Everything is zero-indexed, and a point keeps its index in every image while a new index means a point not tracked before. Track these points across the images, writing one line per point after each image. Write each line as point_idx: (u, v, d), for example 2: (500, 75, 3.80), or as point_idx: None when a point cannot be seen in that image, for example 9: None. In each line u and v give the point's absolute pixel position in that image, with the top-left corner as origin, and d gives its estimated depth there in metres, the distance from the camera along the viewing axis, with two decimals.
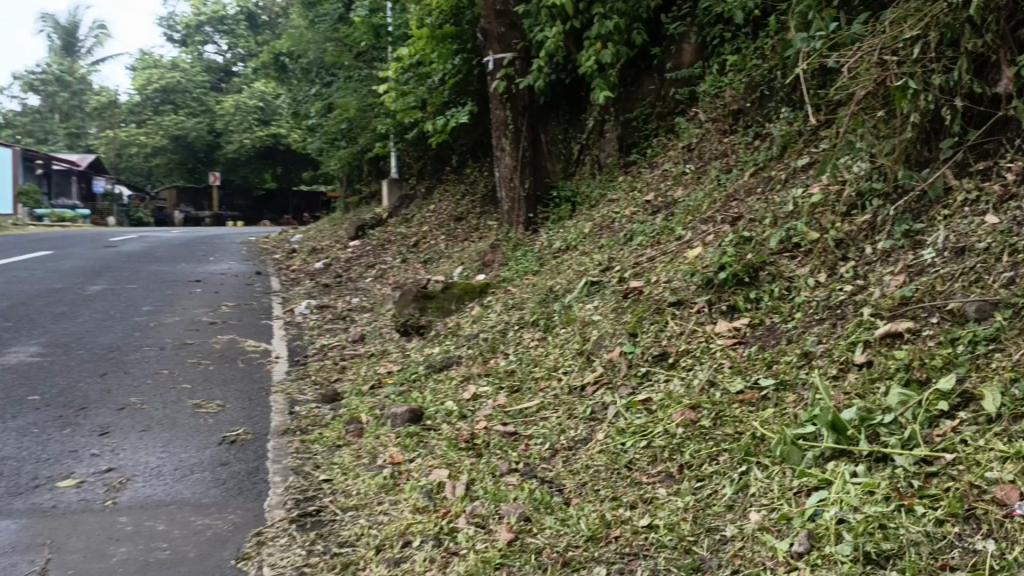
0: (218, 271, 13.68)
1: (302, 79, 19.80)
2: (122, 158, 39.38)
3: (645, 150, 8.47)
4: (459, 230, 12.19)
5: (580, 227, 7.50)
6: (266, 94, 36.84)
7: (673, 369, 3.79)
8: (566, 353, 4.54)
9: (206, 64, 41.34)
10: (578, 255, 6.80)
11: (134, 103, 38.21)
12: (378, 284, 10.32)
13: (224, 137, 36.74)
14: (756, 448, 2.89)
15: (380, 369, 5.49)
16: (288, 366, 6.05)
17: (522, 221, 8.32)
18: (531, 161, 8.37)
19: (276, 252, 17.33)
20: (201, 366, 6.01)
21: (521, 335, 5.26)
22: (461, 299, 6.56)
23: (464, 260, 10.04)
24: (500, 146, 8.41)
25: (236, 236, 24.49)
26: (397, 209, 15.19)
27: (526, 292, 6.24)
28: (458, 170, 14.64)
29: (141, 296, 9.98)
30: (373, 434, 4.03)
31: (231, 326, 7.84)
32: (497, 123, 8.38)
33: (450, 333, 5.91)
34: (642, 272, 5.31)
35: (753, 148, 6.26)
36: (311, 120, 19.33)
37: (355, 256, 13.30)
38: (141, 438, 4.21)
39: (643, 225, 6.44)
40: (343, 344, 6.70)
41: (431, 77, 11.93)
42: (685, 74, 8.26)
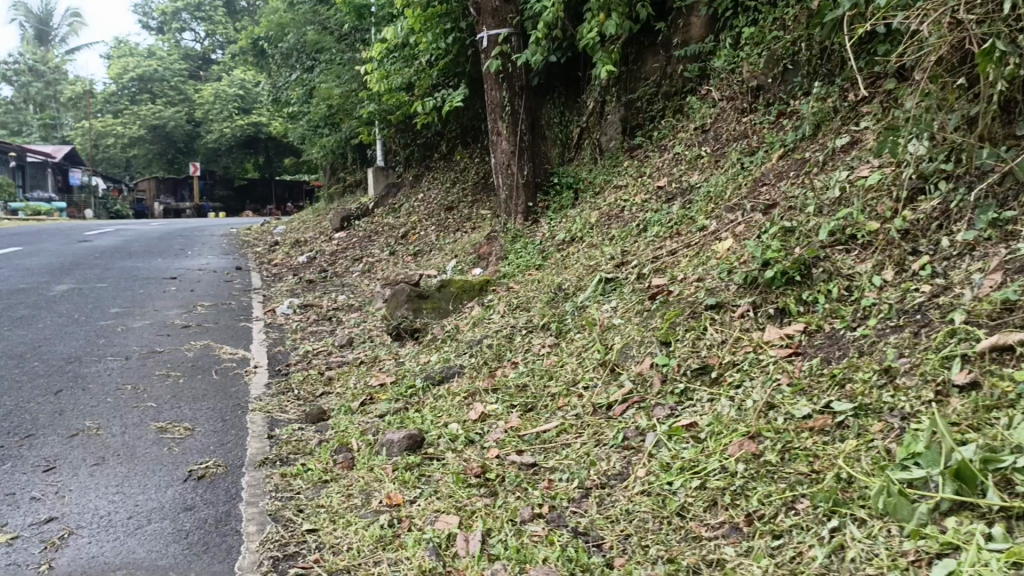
0: (196, 266, 13.02)
1: (282, 65, 19.10)
2: (99, 149, 38.40)
3: (651, 133, 7.91)
4: (451, 220, 11.58)
5: (584, 218, 6.92)
6: (246, 83, 35.99)
7: (718, 387, 3.24)
8: (585, 365, 3.98)
9: (184, 52, 40.39)
10: (585, 248, 6.23)
11: (111, 93, 37.23)
12: (366, 279, 9.72)
13: (203, 127, 35.89)
14: (845, 494, 2.31)
15: (372, 381, 4.92)
16: (269, 377, 5.46)
17: (520, 211, 7.72)
18: (529, 146, 7.77)
19: (258, 245, 16.65)
20: (171, 380, 5.40)
21: (528, 341, 4.68)
22: (459, 299, 5.97)
23: (458, 252, 9.45)
24: (495, 130, 7.80)
25: (218, 227, 23.80)
26: (384, 199, 14.61)
27: (530, 291, 5.67)
28: (447, 157, 14.01)
29: (112, 297, 9.32)
30: (366, 466, 3.47)
31: (207, 330, 7.21)
32: (491, 105, 7.76)
33: (448, 338, 5.35)
34: (664, 269, 4.75)
35: (777, 128, 5.70)
36: (293, 107, 18.66)
37: (341, 249, 12.69)
38: (93, 475, 3.60)
39: (657, 214, 5.88)
40: (330, 350, 6.12)
41: (417, 59, 11.28)
42: (694, 50, 7.62)
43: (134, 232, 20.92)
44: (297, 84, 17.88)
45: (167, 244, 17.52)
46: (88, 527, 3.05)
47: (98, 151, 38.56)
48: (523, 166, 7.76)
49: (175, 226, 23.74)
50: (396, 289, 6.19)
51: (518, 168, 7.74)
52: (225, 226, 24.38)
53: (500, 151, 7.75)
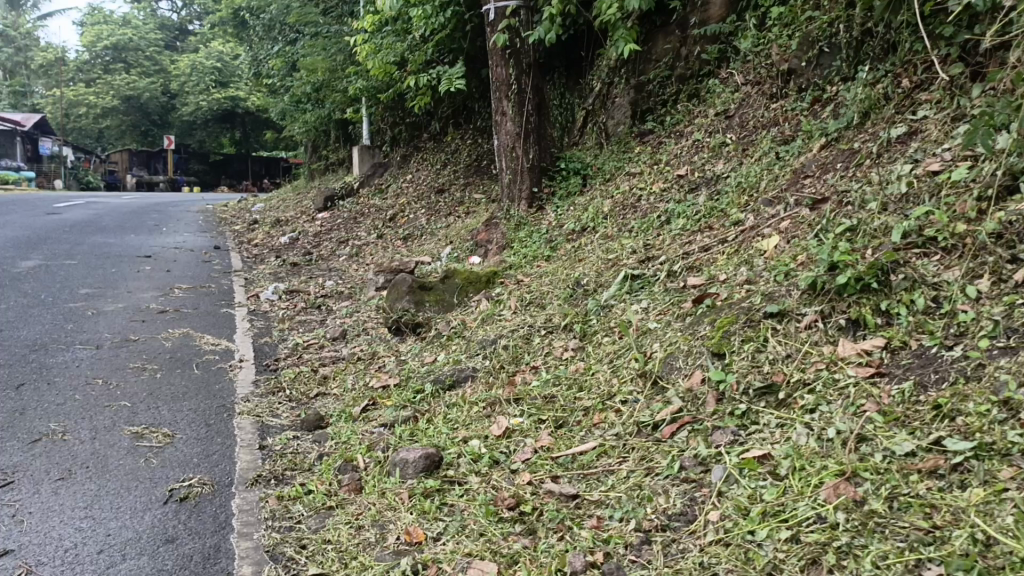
0: (172, 244, 12.37)
1: (264, 38, 18.37)
2: (70, 119, 37.21)
3: (664, 118, 7.47)
4: (441, 204, 11.08)
5: (596, 206, 6.47)
6: (224, 55, 34.99)
7: (789, 410, 2.82)
8: (621, 375, 3.53)
9: (160, 21, 39.23)
10: (599, 240, 5.78)
11: (84, 62, 36.07)
12: (355, 264, 9.20)
13: (179, 99, 34.88)
14: (985, 562, 1.91)
15: (372, 382, 4.44)
16: (257, 373, 4.96)
17: (524, 197, 7.25)
18: (535, 128, 7.27)
19: (236, 223, 16.00)
20: (147, 373, 4.88)
21: (549, 343, 4.22)
22: (463, 292, 5.50)
23: (453, 238, 8.95)
24: (500, 110, 7.28)
25: (195, 203, 23.02)
26: (370, 178, 14.03)
27: (543, 285, 5.21)
28: (437, 138, 13.46)
29: (81, 276, 8.73)
30: (377, 491, 3.02)
31: (186, 316, 6.67)
32: (496, 82, 7.22)
33: (454, 335, 4.89)
34: (698, 267, 4.31)
35: (814, 115, 5.27)
36: (275, 80, 17.96)
37: (326, 230, 12.14)
38: (58, 492, 3.10)
39: (681, 205, 5.44)
40: (321, 343, 5.63)
41: (411, 33, 10.72)
42: (713, 29, 7.20)
43: (107, 205, 20.16)
44: (279, 57, 17.19)
45: (141, 219, 16.83)
46: (51, 564, 2.57)
47: (69, 120, 37.37)
48: (528, 149, 7.27)
49: (149, 201, 22.91)
50: (397, 278, 5.70)
51: (523, 151, 7.25)
52: (201, 202, 23.61)
53: (505, 132, 7.25)
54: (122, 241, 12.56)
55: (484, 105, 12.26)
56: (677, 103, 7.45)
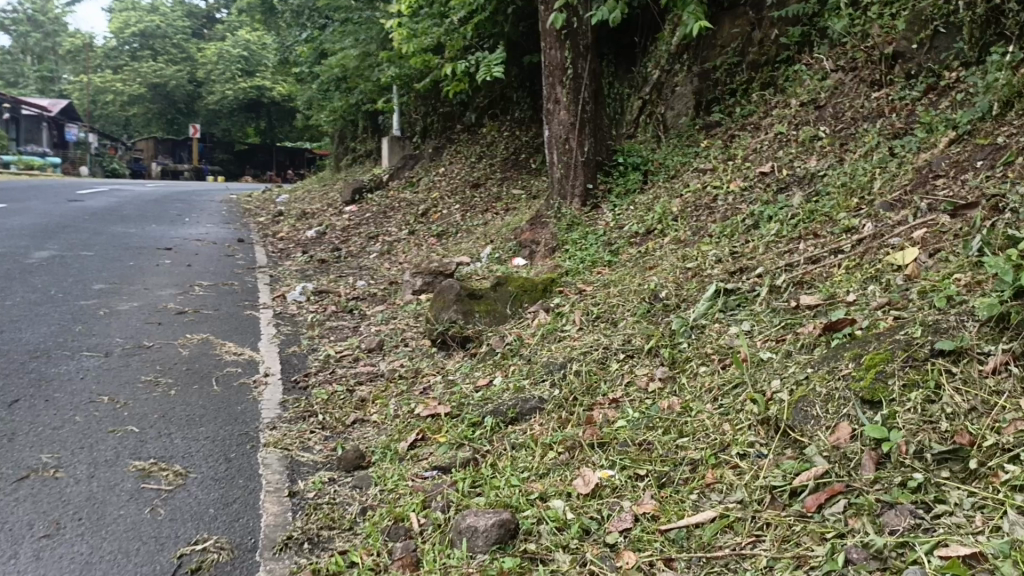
0: (194, 235, 11.84)
1: (292, 24, 17.82)
2: (97, 105, 37.00)
3: (734, 108, 6.78)
4: (477, 199, 10.45)
5: (663, 207, 5.78)
6: (251, 43, 34.60)
7: (989, 486, 2.14)
8: (733, 419, 2.85)
9: (188, 9, 38.93)
10: (671, 246, 5.10)
11: (112, 48, 35.87)
12: (387, 262, 8.60)
13: (206, 87, 34.60)
14: None
15: (420, 409, 3.81)
16: (284, 391, 4.34)
17: (578, 194, 6.57)
18: (591, 118, 6.59)
19: (261, 215, 15.48)
20: (158, 390, 4.26)
21: (630, 371, 3.55)
22: (518, 301, 4.83)
23: (492, 236, 8.31)
24: (553, 97, 6.60)
25: (218, 192, 22.62)
26: (400, 171, 13.40)
27: (612, 297, 4.54)
28: (472, 129, 12.81)
29: (97, 269, 8.18)
30: (439, 569, 2.38)
31: (205, 319, 6.06)
32: (550, 66, 6.56)
33: (509, 355, 4.26)
34: (810, 283, 3.62)
35: (931, 107, 4.58)
36: (303, 67, 17.45)
37: (354, 225, 11.53)
38: (40, 556, 2.49)
39: (769, 206, 4.75)
40: (355, 356, 5.03)
41: (450, 16, 10.09)
42: (794, 11, 6.49)
43: (130, 193, 19.75)
44: (308, 44, 16.62)
45: (163, 208, 16.34)
46: None
47: (95, 107, 37.16)
48: (583, 141, 6.58)
49: (172, 189, 22.49)
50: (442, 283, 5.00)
51: (578, 143, 6.56)
52: (225, 192, 23.17)
53: (558, 122, 6.56)
54: (141, 231, 12.04)
55: (523, 95, 11.61)
56: (749, 93, 6.77)
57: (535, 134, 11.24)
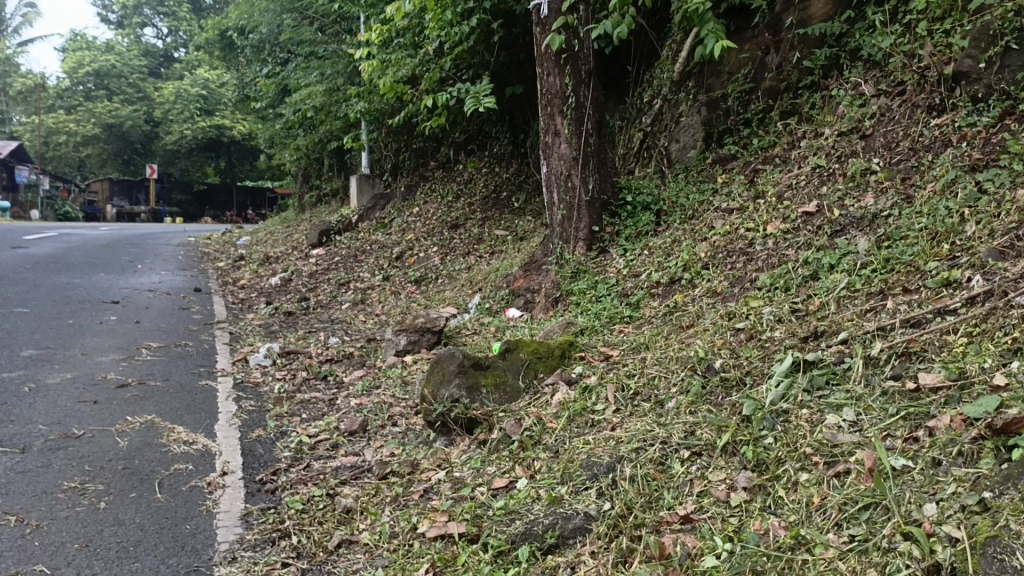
0: (145, 285, 10.84)
1: (253, 59, 17.04)
2: (47, 146, 35.59)
3: (752, 140, 6.15)
4: (457, 241, 9.69)
5: (687, 254, 5.04)
6: (211, 81, 33.78)
7: None
8: (882, 564, 2.04)
9: (144, 47, 37.96)
10: (706, 300, 4.36)
11: (64, 88, 34.71)
12: (361, 314, 7.77)
13: (163, 127, 33.59)
14: None
15: (427, 527, 2.95)
16: (248, 496, 3.44)
17: (582, 238, 5.84)
18: (595, 152, 5.87)
19: (221, 259, 14.53)
20: (84, 502, 3.32)
21: (699, 475, 2.73)
22: (531, 371, 4.00)
23: (479, 284, 7.52)
24: (551, 129, 5.88)
25: (173, 235, 21.53)
26: (370, 211, 12.57)
27: (649, 367, 3.75)
28: (447, 167, 12.11)
29: (30, 329, 7.19)
30: None
31: (151, 393, 5.11)
32: (547, 95, 5.85)
33: (531, 445, 3.44)
34: (920, 355, 2.88)
35: (1015, 134, 4.04)
36: (264, 104, 16.68)
37: (323, 270, 10.66)
38: None
39: (825, 252, 4.04)
40: (334, 441, 4.15)
41: (426, 46, 9.39)
42: (819, 29, 5.88)
43: (79, 238, 18.58)
44: (269, 79, 15.84)
45: (114, 254, 15.27)
46: None
47: (46, 148, 35.76)
48: (587, 178, 5.85)
49: (125, 232, 21.35)
50: (440, 352, 4.12)
51: (581, 181, 5.83)
52: (182, 233, 22.07)
53: (558, 157, 5.83)
54: (87, 281, 10.98)
55: (503, 129, 10.96)
56: (767, 124, 6.15)
57: (516, 171, 10.59)
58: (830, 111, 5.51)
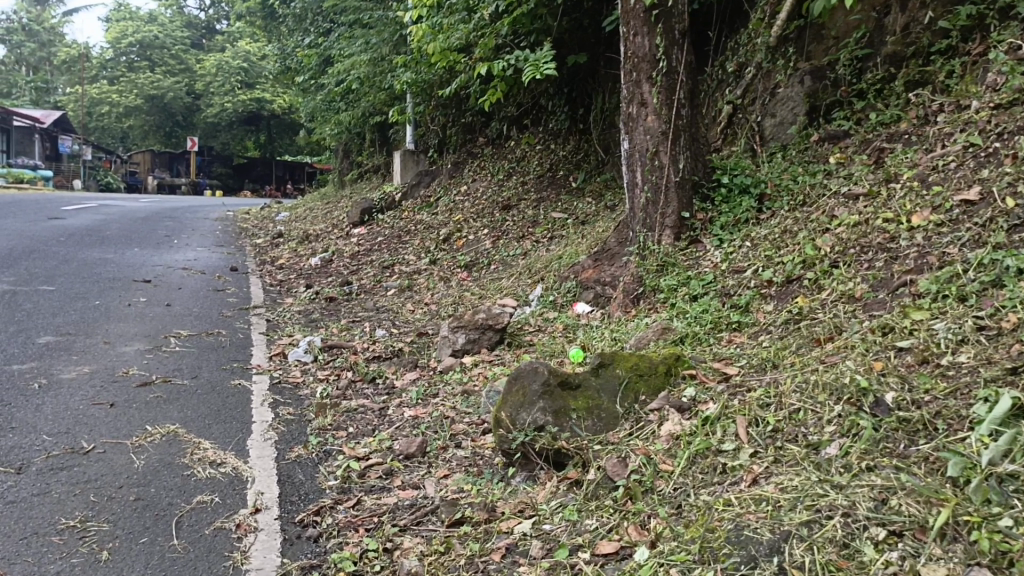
0: (179, 262, 10.29)
1: (294, 29, 16.37)
2: (89, 117, 35.49)
3: (870, 114, 5.30)
4: (511, 222, 8.96)
5: (805, 249, 4.22)
6: (252, 54, 33.38)
7: None
8: None
9: (186, 19, 37.61)
10: (842, 307, 3.57)
11: (107, 59, 34.53)
12: (409, 302, 7.10)
13: (204, 99, 33.29)
14: None
15: None
16: (285, 547, 2.75)
17: (670, 225, 5.05)
18: (688, 126, 5.06)
19: (259, 235, 13.99)
20: (81, 550, 2.65)
21: (908, 569, 1.94)
22: (631, 393, 3.24)
23: (540, 272, 6.78)
24: (636, 99, 5.08)
25: (211, 208, 21.12)
26: (415, 189, 11.87)
27: (787, 394, 2.96)
28: (498, 143, 11.38)
29: (53, 310, 6.61)
30: None
31: (176, 395, 4.46)
32: (632, 58, 5.05)
33: (645, 494, 2.68)
34: None
35: None
36: (306, 75, 16.06)
37: (365, 251, 10.00)
38: None
39: (1006, 252, 3.23)
40: (389, 466, 3.45)
41: (481, 9, 8.58)
42: None
43: (115, 209, 18.19)
44: (310, 50, 15.17)
45: (150, 227, 14.80)
46: None
47: (89, 119, 35.65)
48: (677, 156, 5.05)
49: (163, 205, 20.99)
50: (518, 367, 3.38)
51: (671, 159, 5.03)
52: (219, 207, 21.61)
53: (643, 130, 5.03)
54: (119, 257, 10.44)
55: (560, 102, 10.14)
56: (888, 96, 5.28)
57: (574, 148, 9.82)
58: (975, 80, 4.70)
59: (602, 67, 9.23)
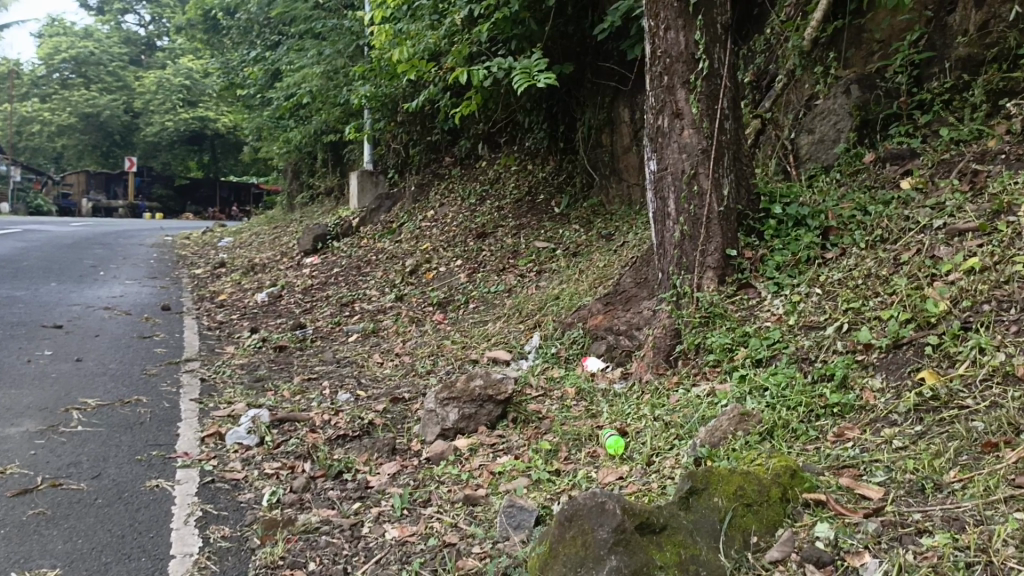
0: (103, 301, 8.95)
1: (240, 43, 15.11)
2: (19, 136, 33.37)
3: (942, 128, 4.48)
4: (487, 252, 7.89)
5: (910, 302, 3.26)
6: (195, 71, 31.88)
7: None
8: None
9: (124, 35, 35.80)
10: (1001, 390, 2.61)
11: (39, 75, 32.56)
12: (377, 353, 5.97)
13: (143, 118, 31.58)
14: None
15: None
16: None
17: (711, 266, 4.05)
18: (732, 143, 4.11)
19: (199, 265, 12.63)
20: None
21: None
22: (738, 535, 2.17)
23: (533, 316, 5.74)
24: (669, 107, 4.11)
25: (149, 234, 19.58)
26: (374, 214, 10.73)
27: (994, 546, 1.93)
28: (467, 164, 10.38)
29: None
30: None
31: (66, 513, 3.23)
32: (662, 58, 4.12)
33: None
34: None
35: None
36: (252, 92, 14.83)
37: (319, 285, 8.81)
38: None
39: None
40: None
41: (452, 13, 7.56)
42: None
43: (40, 234, 16.64)
44: (257, 64, 13.94)
45: (76, 256, 13.32)
46: None
47: (18, 138, 33.54)
48: (720, 180, 4.07)
49: (97, 230, 19.41)
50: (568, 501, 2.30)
51: (712, 183, 4.04)
52: (158, 232, 20.10)
53: (677, 148, 4.08)
54: (33, 295, 9.06)
55: (538, 120, 9.14)
56: (961, 107, 4.49)
57: (555, 169, 8.88)
58: None
59: (587, 80, 8.24)
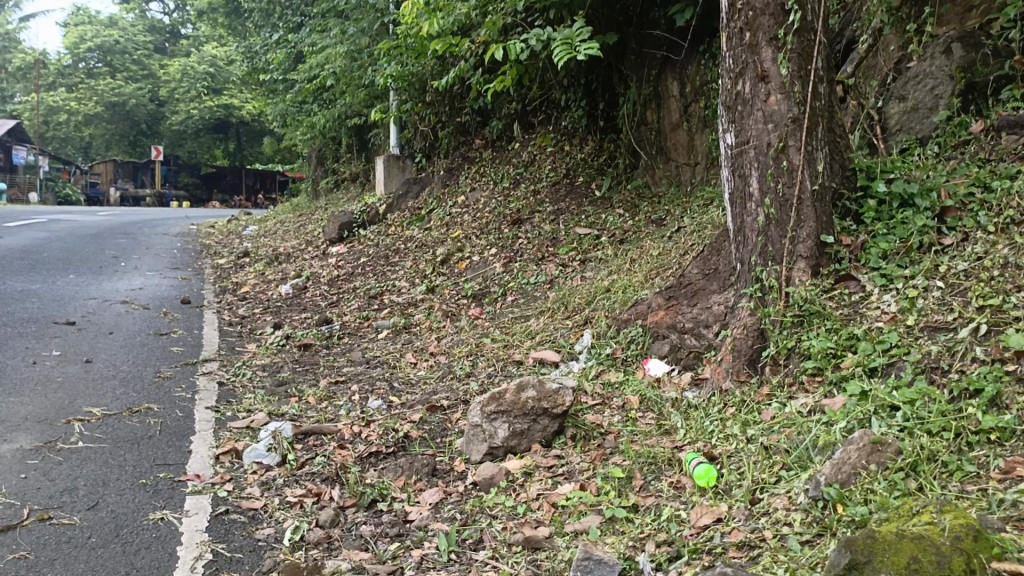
0: (120, 294, 8.50)
1: (263, 25, 14.58)
2: (46, 127, 33.26)
3: None
4: (524, 239, 7.31)
5: None
6: (219, 58, 31.55)
7: None
8: None
9: (148, 23, 35.49)
10: None
11: (64, 65, 32.38)
12: (409, 352, 5.44)
13: (169, 106, 31.34)
14: None
15: None
16: None
17: (805, 256, 3.43)
18: (826, 110, 3.51)
19: (222, 255, 12.19)
20: None
21: None
22: None
23: (582, 311, 5.16)
24: (752, 68, 3.50)
25: (175, 223, 19.22)
26: (402, 200, 10.20)
27: None
28: (499, 146, 9.79)
29: None
30: None
31: (52, 556, 2.72)
32: (744, 11, 3.51)
33: None
34: None
35: None
36: (276, 76, 14.34)
37: (346, 276, 8.29)
38: None
39: None
40: None
41: None
42: None
43: (63, 224, 16.29)
44: (279, 46, 13.40)
45: (98, 247, 12.93)
46: None
47: (45, 128, 33.44)
48: (813, 153, 3.45)
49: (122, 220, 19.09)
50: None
51: (806, 158, 3.43)
52: (183, 221, 19.74)
53: (761, 116, 3.48)
54: (49, 289, 8.63)
55: (576, 97, 8.53)
56: None
57: (595, 149, 8.27)
58: None
59: (631, 52, 7.57)
